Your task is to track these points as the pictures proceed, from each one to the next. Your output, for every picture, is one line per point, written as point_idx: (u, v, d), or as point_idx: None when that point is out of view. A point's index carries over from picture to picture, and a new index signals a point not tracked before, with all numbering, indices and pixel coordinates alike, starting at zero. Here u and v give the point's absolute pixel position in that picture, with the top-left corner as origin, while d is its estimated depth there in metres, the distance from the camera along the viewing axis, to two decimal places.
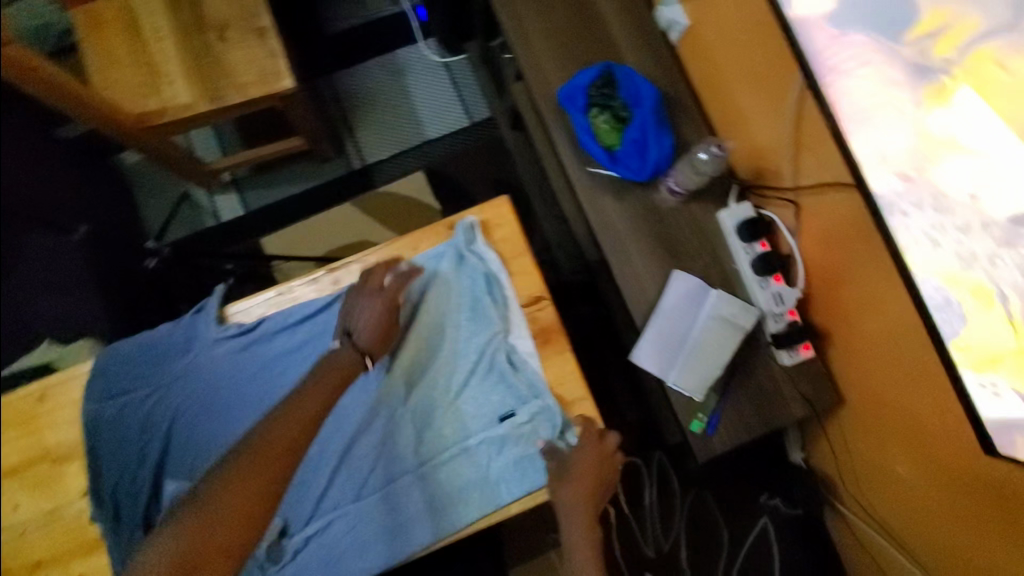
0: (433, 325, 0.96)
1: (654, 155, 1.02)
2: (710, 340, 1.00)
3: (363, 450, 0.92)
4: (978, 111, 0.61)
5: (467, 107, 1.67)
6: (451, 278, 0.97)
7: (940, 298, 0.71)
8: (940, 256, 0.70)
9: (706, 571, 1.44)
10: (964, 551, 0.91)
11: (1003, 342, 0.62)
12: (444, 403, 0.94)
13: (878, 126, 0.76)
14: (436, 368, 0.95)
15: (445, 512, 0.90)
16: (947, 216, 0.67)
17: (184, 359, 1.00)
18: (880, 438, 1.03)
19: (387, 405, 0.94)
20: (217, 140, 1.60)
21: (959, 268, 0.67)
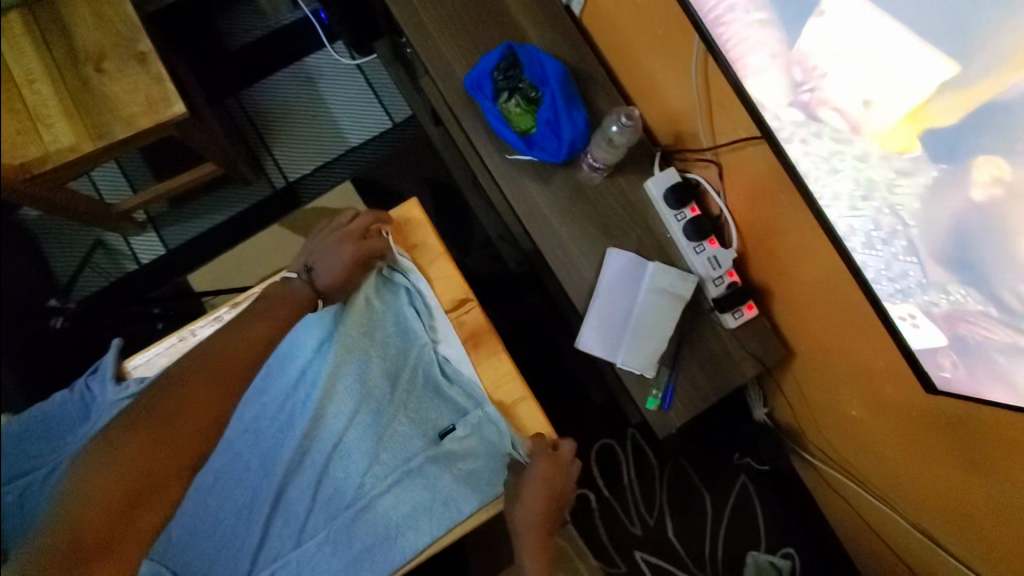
0: (360, 356, 0.96)
1: (569, 133, 0.98)
2: (652, 314, 0.98)
3: (300, 491, 0.92)
4: (865, 28, 0.59)
5: (387, 107, 1.59)
6: (374, 304, 0.99)
7: (842, 228, 0.72)
8: (837, 185, 0.70)
9: (694, 541, 1.41)
10: (928, 482, 0.92)
11: (909, 270, 0.64)
12: (380, 432, 0.95)
13: (761, 57, 0.74)
14: (366, 396, 0.95)
15: (394, 541, 0.91)
16: (844, 145, 0.67)
17: (91, 419, 0.88)
18: (833, 383, 1.03)
19: (321, 445, 0.94)
20: (122, 178, 1.48)
21: (860, 196, 0.67)
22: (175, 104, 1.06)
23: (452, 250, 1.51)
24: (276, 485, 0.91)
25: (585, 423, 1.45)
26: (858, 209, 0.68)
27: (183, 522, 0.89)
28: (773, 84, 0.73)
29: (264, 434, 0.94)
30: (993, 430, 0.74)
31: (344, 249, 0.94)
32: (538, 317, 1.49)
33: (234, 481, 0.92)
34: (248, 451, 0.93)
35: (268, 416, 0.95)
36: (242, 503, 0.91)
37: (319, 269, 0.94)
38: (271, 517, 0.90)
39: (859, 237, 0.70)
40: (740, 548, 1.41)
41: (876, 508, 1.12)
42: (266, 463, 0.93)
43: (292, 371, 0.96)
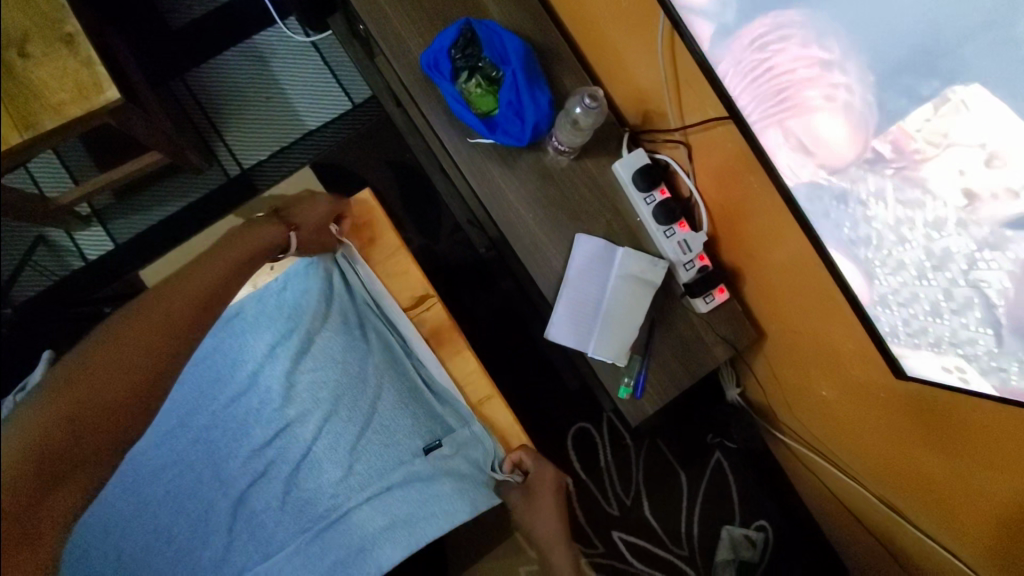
0: (323, 360, 0.94)
1: (532, 115, 0.93)
2: (622, 302, 0.96)
3: (265, 500, 0.88)
4: (993, 118, 0.50)
5: (346, 88, 1.51)
6: (345, 310, 0.99)
7: (905, 296, 0.64)
8: (905, 254, 0.62)
9: (671, 519, 1.42)
10: (892, 460, 0.94)
11: (978, 337, 0.58)
12: (349, 438, 0.91)
13: (822, 112, 0.64)
14: (337, 400, 0.92)
15: (370, 552, 0.89)
16: (914, 211, 0.59)
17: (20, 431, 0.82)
18: (802, 364, 1.03)
19: (287, 454, 0.90)
20: (60, 168, 1.37)
21: (931, 267, 0.59)
22: (108, 89, 0.96)
23: (420, 237, 1.47)
24: (236, 497, 0.87)
25: (560, 408, 1.44)
26: (927, 280, 0.60)
27: (133, 539, 0.83)
28: (837, 143, 0.64)
29: (220, 442, 0.89)
30: (963, 411, 0.75)
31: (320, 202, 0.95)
32: (510, 303, 1.46)
33: (187, 494, 0.87)
34: (201, 462, 0.88)
35: (221, 424, 0.90)
36: (197, 515, 0.86)
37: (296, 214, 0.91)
38: (233, 530, 0.86)
39: (923, 304, 0.62)
40: (715, 525, 1.43)
41: (849, 485, 1.13)
42: (224, 475, 0.88)
43: (246, 376, 0.92)
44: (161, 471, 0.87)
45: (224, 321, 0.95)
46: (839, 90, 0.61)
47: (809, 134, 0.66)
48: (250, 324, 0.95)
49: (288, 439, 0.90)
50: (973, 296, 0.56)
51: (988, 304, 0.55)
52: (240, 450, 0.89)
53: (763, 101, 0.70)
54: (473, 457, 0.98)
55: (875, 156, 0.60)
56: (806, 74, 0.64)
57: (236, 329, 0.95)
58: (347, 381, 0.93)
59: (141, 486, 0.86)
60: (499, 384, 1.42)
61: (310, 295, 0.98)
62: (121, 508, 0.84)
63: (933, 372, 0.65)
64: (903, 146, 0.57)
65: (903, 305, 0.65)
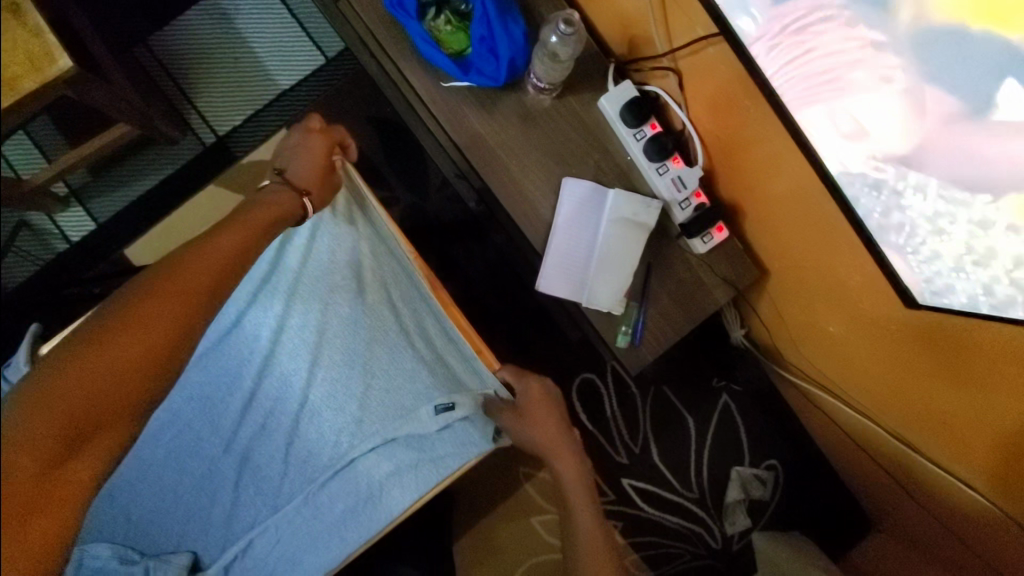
0: (311, 303, 0.86)
1: (507, 49, 0.86)
2: (614, 248, 0.91)
3: (269, 454, 0.82)
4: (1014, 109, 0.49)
5: (317, 40, 1.43)
6: (326, 248, 0.87)
7: (940, 286, 0.64)
8: (942, 247, 0.61)
9: (679, 463, 1.41)
10: (906, 394, 0.90)
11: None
12: (348, 381, 0.84)
13: (871, 93, 0.59)
14: (328, 348, 0.85)
15: (379, 500, 0.81)
16: (957, 208, 0.57)
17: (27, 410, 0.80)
18: (807, 300, 0.98)
19: (283, 405, 0.83)
20: (33, 148, 1.32)
21: (971, 261, 0.58)
22: (60, 59, 0.90)
23: (407, 195, 1.41)
24: (239, 453, 0.81)
25: (563, 360, 1.41)
26: (965, 274, 0.60)
27: (142, 502, 0.79)
28: (884, 129, 0.60)
29: (212, 398, 0.83)
30: (979, 338, 0.71)
31: (309, 138, 0.85)
32: (504, 257, 1.41)
33: (188, 453, 0.81)
34: (198, 421, 0.82)
35: (211, 378, 0.83)
36: (200, 474, 0.80)
37: (292, 169, 0.83)
38: (239, 485, 0.81)
39: (961, 296, 0.62)
40: (724, 467, 1.42)
41: (861, 422, 1.09)
42: (221, 433, 0.82)
43: (229, 326, 0.84)
44: (158, 433, 0.81)
45: None
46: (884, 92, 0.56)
47: (847, 111, 0.63)
48: None
49: (282, 388, 0.84)
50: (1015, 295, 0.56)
51: None
52: (233, 405, 0.82)
53: (800, 79, 0.66)
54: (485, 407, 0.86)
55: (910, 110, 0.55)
56: (838, 53, 0.60)
57: None
58: (335, 328, 0.85)
59: (138, 450, 0.81)
60: (497, 340, 1.40)
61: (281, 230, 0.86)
62: (124, 470, 0.79)
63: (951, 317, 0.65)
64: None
65: (939, 294, 0.65)
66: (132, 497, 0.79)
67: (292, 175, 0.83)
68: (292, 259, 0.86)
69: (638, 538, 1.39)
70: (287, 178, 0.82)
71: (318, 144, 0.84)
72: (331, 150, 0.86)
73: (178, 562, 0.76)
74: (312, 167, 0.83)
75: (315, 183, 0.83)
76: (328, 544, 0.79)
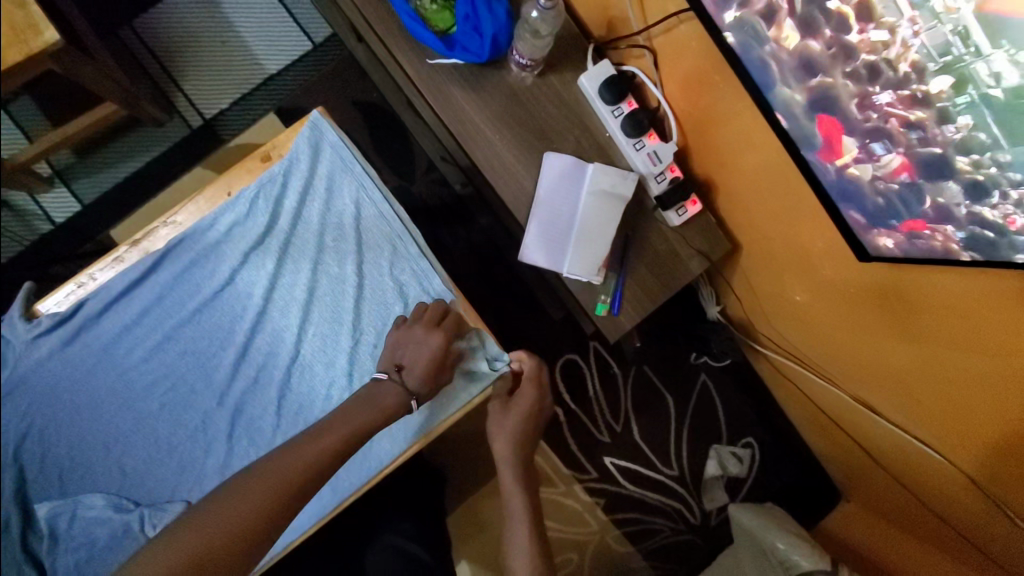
0: (302, 262, 0.87)
1: (490, 28, 0.89)
2: (593, 218, 0.95)
3: (262, 407, 0.84)
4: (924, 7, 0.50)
5: (304, 27, 1.44)
6: (318, 207, 0.88)
7: (874, 218, 0.68)
8: (870, 176, 0.65)
9: (660, 440, 1.46)
10: (865, 357, 0.96)
11: (962, 249, 0.60)
12: (339, 337, 0.85)
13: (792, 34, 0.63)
14: (319, 304, 0.86)
15: (369, 449, 0.87)
16: (886, 134, 0.60)
17: (10, 371, 0.81)
18: (776, 271, 1.03)
19: (275, 359, 0.86)
20: (12, 127, 1.32)
21: (900, 184, 0.62)
22: (46, 31, 0.92)
23: (396, 179, 1.44)
24: (233, 405, 0.84)
25: (548, 341, 1.45)
26: (896, 198, 0.64)
27: (135, 454, 0.83)
28: (817, 69, 0.63)
29: (204, 354, 0.85)
30: (930, 294, 0.76)
31: (430, 335, 0.80)
32: (490, 240, 1.45)
33: (183, 406, 0.84)
34: (192, 374, 0.85)
35: (204, 335, 0.86)
36: (194, 426, 0.83)
37: (410, 366, 0.79)
38: (234, 436, 0.83)
39: (894, 226, 0.66)
40: (703, 444, 1.47)
41: (828, 392, 1.15)
42: (214, 386, 0.85)
43: (219, 284, 0.86)
44: (153, 386, 0.84)
45: (194, 238, 0.85)
46: (833, 43, 0.60)
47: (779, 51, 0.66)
48: (222, 232, 0.86)
49: (274, 343, 0.86)
50: (943, 213, 0.60)
51: (974, 208, 0.56)
52: (226, 360, 0.85)
53: (732, 28, 0.69)
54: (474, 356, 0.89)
55: (853, 58, 0.59)
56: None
57: (208, 238, 0.86)
58: (325, 285, 0.87)
59: (134, 403, 0.84)
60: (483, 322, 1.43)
61: (267, 188, 0.87)
62: (119, 423, 0.83)
63: (886, 248, 0.70)
64: (904, 75, 0.55)
65: (875, 228, 0.69)
66: (125, 452, 0.82)
67: (409, 370, 0.80)
68: (282, 218, 0.87)
69: (620, 514, 1.44)
70: (404, 374, 0.79)
71: (437, 349, 0.80)
72: (449, 348, 0.81)
73: (172, 510, 0.78)
74: (429, 365, 0.79)
75: (430, 384, 0.80)
76: (321, 492, 0.85)
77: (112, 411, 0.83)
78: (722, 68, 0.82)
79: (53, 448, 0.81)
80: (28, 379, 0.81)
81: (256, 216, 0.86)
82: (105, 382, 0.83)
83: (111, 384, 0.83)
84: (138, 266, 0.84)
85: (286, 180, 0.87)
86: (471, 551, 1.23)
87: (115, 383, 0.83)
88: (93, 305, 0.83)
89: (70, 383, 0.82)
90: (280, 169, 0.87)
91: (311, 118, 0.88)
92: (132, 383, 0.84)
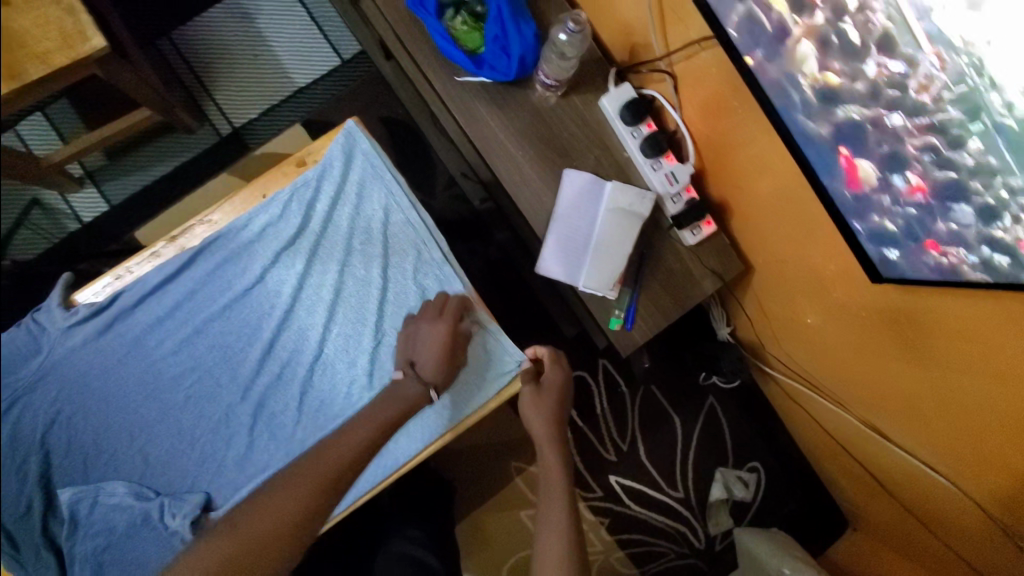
0: (330, 264, 0.90)
1: (518, 48, 0.93)
2: (610, 233, 0.97)
3: (284, 403, 0.87)
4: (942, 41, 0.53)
5: (334, 44, 1.50)
6: (347, 212, 0.91)
7: (888, 240, 0.70)
8: (886, 199, 0.67)
9: (667, 461, 1.46)
10: (875, 381, 0.97)
11: (976, 271, 0.62)
12: (361, 338, 0.89)
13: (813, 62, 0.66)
14: (344, 305, 0.89)
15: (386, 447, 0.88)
16: (902, 159, 0.63)
17: (37, 361, 0.81)
18: (788, 294, 1.05)
19: (299, 357, 0.88)
20: (49, 129, 1.37)
21: (915, 208, 0.64)
22: (93, 38, 0.98)
23: (416, 193, 1.47)
24: (257, 400, 0.87)
25: None
26: (911, 221, 0.66)
27: (159, 443, 0.85)
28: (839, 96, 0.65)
29: (233, 348, 0.88)
30: (941, 318, 0.77)
31: (435, 330, 0.84)
32: (505, 256, 1.47)
33: (208, 398, 0.87)
34: (219, 367, 0.87)
35: (233, 330, 0.88)
36: (218, 418, 0.86)
37: (421, 360, 0.84)
38: (255, 429, 0.86)
39: (907, 249, 0.68)
40: (709, 467, 1.47)
41: (838, 417, 1.15)
42: (239, 381, 0.87)
43: (250, 282, 0.88)
44: (180, 377, 0.86)
45: (229, 237, 0.87)
46: (852, 71, 0.62)
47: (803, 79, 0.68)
48: (255, 232, 0.88)
49: (299, 341, 0.89)
50: (957, 236, 0.62)
51: (987, 231, 0.58)
52: (252, 356, 0.87)
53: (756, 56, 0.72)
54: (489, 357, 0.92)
55: (873, 86, 0.61)
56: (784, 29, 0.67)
57: (241, 238, 0.88)
58: (350, 287, 0.90)
59: (160, 394, 0.86)
60: None
61: (300, 191, 0.89)
62: (146, 413, 0.85)
63: (899, 270, 0.71)
64: (922, 103, 0.57)
65: (889, 251, 0.71)
66: (149, 441, 0.85)
67: (421, 364, 0.84)
68: (314, 220, 0.90)
69: (624, 534, 1.43)
70: (418, 369, 0.84)
71: (441, 339, 0.84)
72: (455, 336, 0.85)
73: (192, 500, 0.81)
74: (438, 354, 0.83)
75: (443, 373, 0.84)
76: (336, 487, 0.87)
77: (140, 400, 0.85)
78: (739, 92, 0.84)
79: (79, 435, 0.83)
80: (54, 370, 0.82)
81: (289, 218, 0.89)
82: (134, 373, 0.86)
83: (139, 374, 0.86)
84: (174, 261, 0.86)
85: (319, 185, 0.90)
86: (474, 564, 1.23)
87: (143, 374, 0.86)
88: (127, 298, 0.84)
89: (100, 371, 0.84)
90: (315, 174, 0.90)
91: (346, 127, 0.91)
92: (160, 374, 0.86)
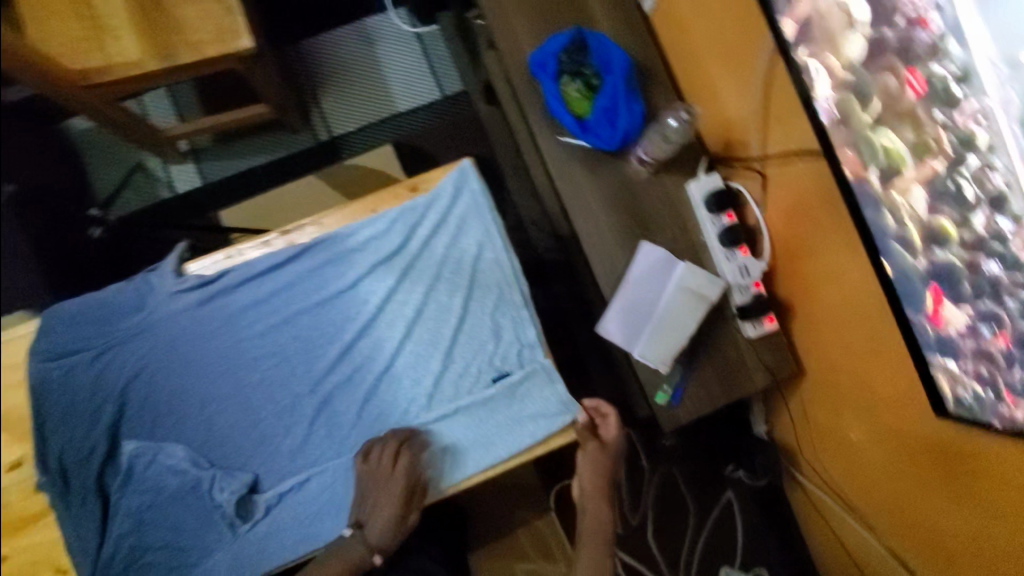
0: (418, 284, 0.94)
1: (625, 123, 1.00)
2: (676, 311, 1.00)
3: (347, 405, 0.92)
4: None
5: (441, 80, 1.61)
6: (446, 241, 0.95)
7: (961, 379, 0.71)
8: (967, 340, 0.69)
9: (674, 546, 1.42)
10: (910, 514, 0.95)
11: None
12: (431, 359, 0.92)
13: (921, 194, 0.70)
14: (422, 326, 0.93)
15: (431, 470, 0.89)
16: (992, 307, 0.65)
17: (144, 314, 0.90)
18: (836, 406, 1.05)
19: (370, 365, 0.92)
20: (170, 105, 1.50)
21: (995, 356, 0.66)
22: (244, 38, 1.07)
23: None
24: (322, 396, 0.91)
25: None
26: (989, 367, 0.67)
27: (225, 416, 0.91)
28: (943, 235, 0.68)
29: (314, 342, 0.93)
30: (985, 466, 0.76)
31: (384, 498, 0.86)
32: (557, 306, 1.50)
33: (279, 385, 0.91)
34: (298, 357, 0.92)
35: (317, 326, 0.93)
36: (285, 405, 0.91)
37: (370, 525, 0.86)
38: (314, 424, 0.91)
39: (979, 392, 0.69)
40: (716, 563, 1.42)
41: (865, 543, 1.11)
42: (312, 374, 0.92)
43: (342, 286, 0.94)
44: (260, 359, 0.92)
45: (336, 242, 0.94)
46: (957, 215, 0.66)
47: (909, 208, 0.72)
48: (359, 241, 0.94)
49: (373, 351, 0.93)
50: None
51: None
52: (328, 354, 0.92)
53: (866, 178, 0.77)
54: (547, 407, 0.92)
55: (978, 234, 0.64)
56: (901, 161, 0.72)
57: (345, 245, 0.94)
58: (431, 310, 0.94)
59: (238, 371, 0.91)
60: None
61: (408, 214, 0.95)
62: (221, 385, 0.91)
63: (966, 410, 0.72)
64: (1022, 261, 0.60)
65: (961, 389, 0.72)
66: (216, 412, 0.90)
67: (369, 528, 0.86)
68: (415, 240, 0.95)
69: None
70: (364, 531, 0.86)
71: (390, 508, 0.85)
72: (409, 499, 0.87)
73: (241, 479, 0.88)
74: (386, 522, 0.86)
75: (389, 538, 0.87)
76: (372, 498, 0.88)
77: (219, 372, 0.91)
78: (834, 205, 0.87)
79: (156, 393, 0.90)
80: (153, 328, 0.90)
81: (392, 235, 0.94)
82: (221, 346, 0.91)
83: (225, 348, 0.91)
84: (284, 252, 0.93)
85: (425, 212, 0.95)
86: None
87: (228, 348, 0.91)
88: (235, 276, 0.92)
89: (193, 338, 0.91)
90: (425, 202, 0.95)
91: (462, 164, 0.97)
92: (241, 352, 0.91)
